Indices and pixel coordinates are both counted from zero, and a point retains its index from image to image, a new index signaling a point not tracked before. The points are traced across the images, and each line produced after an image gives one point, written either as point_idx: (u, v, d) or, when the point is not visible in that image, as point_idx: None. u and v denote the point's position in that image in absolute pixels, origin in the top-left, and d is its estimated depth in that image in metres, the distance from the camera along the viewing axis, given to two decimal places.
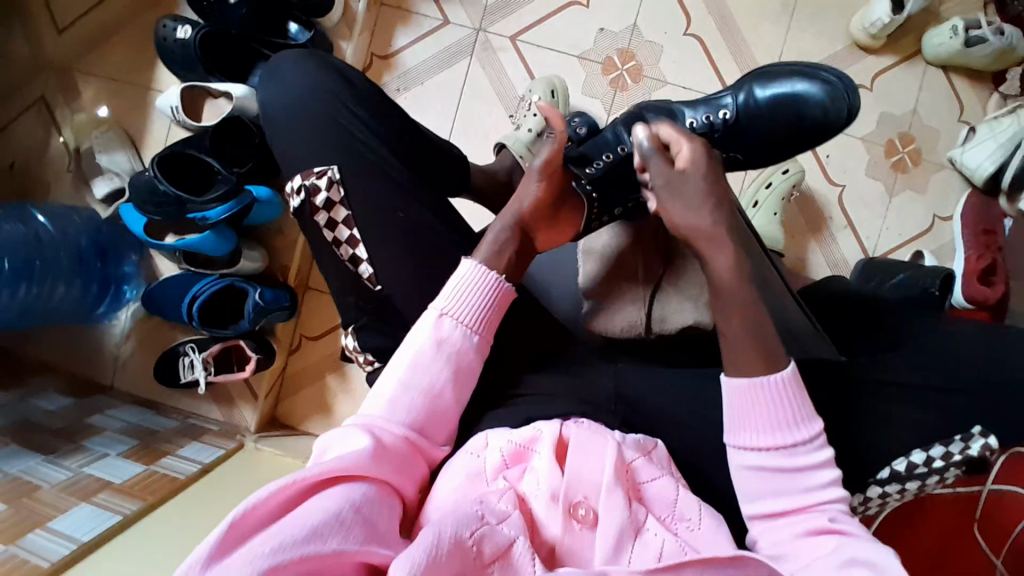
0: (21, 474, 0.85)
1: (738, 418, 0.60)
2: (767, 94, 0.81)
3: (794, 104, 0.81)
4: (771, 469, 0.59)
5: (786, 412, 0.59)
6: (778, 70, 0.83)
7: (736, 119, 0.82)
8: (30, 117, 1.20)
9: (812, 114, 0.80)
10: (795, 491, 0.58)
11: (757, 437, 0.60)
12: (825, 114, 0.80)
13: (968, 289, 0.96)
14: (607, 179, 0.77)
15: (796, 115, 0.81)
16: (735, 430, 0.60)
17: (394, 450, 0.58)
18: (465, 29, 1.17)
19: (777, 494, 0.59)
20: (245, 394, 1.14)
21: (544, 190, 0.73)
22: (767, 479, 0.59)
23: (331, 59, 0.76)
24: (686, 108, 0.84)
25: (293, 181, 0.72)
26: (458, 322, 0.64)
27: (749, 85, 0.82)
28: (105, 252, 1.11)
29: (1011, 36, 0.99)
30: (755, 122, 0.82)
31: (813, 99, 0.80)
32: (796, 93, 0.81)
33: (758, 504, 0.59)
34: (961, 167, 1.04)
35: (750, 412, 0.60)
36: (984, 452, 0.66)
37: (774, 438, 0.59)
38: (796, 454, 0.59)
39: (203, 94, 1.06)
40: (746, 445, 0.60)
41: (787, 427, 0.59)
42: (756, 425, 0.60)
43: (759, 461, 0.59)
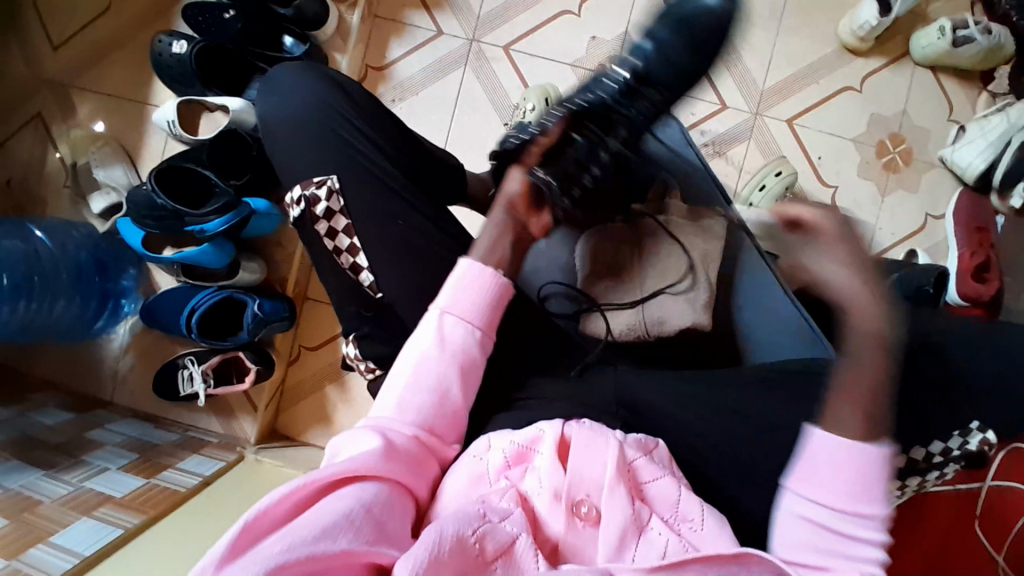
0: (21, 489, 0.85)
1: (814, 469, 0.58)
2: (663, 31, 0.82)
3: (686, 23, 0.81)
4: (816, 524, 0.57)
5: (862, 485, 0.57)
6: (657, 15, 0.84)
7: (647, 62, 0.81)
8: (27, 134, 1.20)
9: (704, 22, 0.82)
10: (833, 551, 0.56)
11: (820, 493, 0.57)
12: (713, 18, 0.81)
13: (962, 286, 0.95)
14: (560, 171, 0.76)
15: (689, 35, 0.81)
16: (804, 481, 0.58)
17: (406, 451, 0.58)
18: (459, 39, 1.19)
19: (815, 548, 0.56)
20: (244, 405, 1.14)
21: (523, 167, 0.76)
22: (814, 533, 0.57)
23: (327, 69, 0.77)
24: (599, 77, 0.82)
25: (293, 191, 0.72)
26: (463, 321, 0.65)
27: (637, 34, 0.84)
28: (105, 267, 1.11)
29: (998, 35, 1.01)
30: (666, 67, 0.81)
31: (700, 10, 0.81)
32: (687, 14, 0.82)
33: (794, 550, 0.57)
34: (953, 166, 1.05)
35: (829, 473, 0.57)
36: (983, 446, 0.69)
37: (843, 503, 0.56)
38: (847, 520, 0.56)
39: (198, 107, 1.07)
40: (809, 497, 0.58)
41: (855, 497, 0.56)
42: (827, 484, 0.57)
43: (814, 514, 0.57)
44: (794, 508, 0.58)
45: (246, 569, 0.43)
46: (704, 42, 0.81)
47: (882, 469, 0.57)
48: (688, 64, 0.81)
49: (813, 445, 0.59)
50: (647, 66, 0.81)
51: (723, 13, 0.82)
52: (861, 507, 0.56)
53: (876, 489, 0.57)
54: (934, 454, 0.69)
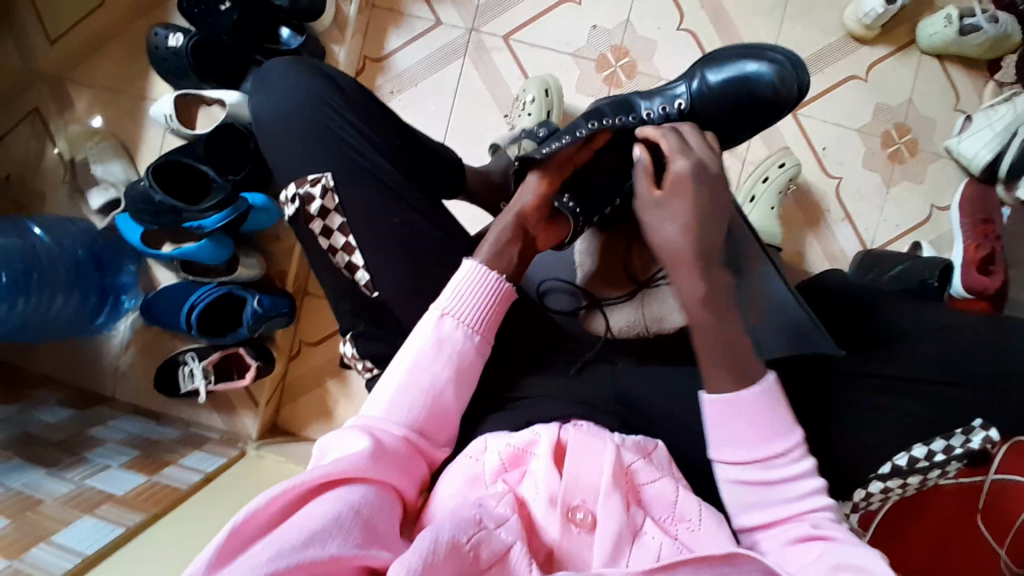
0: (23, 488, 0.85)
1: (718, 434, 0.59)
2: (719, 77, 0.76)
3: (747, 85, 0.76)
4: (746, 482, 0.59)
5: (766, 427, 0.58)
6: (729, 53, 0.78)
7: (692, 107, 0.76)
8: (24, 128, 1.19)
9: (765, 94, 0.76)
10: (778, 501, 0.58)
11: (728, 451, 0.59)
12: (777, 93, 0.75)
13: (967, 279, 0.94)
14: (586, 192, 0.74)
15: (748, 97, 0.76)
16: (716, 447, 0.59)
17: (394, 451, 0.58)
18: (458, 29, 1.17)
19: (763, 503, 0.58)
20: (246, 401, 1.14)
21: (547, 183, 0.73)
22: (751, 490, 0.59)
23: (321, 65, 0.75)
24: (639, 99, 0.77)
25: (287, 189, 0.71)
26: (459, 322, 0.64)
27: (701, 70, 0.77)
28: (102, 261, 1.11)
29: (1005, 23, 0.99)
30: (712, 109, 0.77)
31: (764, 80, 0.75)
32: (747, 74, 0.76)
33: (747, 515, 0.59)
34: (958, 156, 1.04)
35: (724, 429, 0.59)
36: (985, 445, 0.67)
37: (757, 453, 0.58)
38: (774, 466, 0.58)
39: (197, 101, 1.06)
40: (729, 462, 0.59)
41: (763, 440, 0.58)
42: (733, 441, 0.59)
43: (737, 475, 0.59)
44: (725, 475, 0.60)
45: None
46: (755, 111, 0.77)
47: (776, 404, 0.59)
48: (730, 117, 0.77)
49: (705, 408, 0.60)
50: (694, 106, 0.76)
51: (790, 95, 0.76)
52: (772, 448, 0.58)
53: (778, 422, 0.59)
54: (935, 452, 0.66)
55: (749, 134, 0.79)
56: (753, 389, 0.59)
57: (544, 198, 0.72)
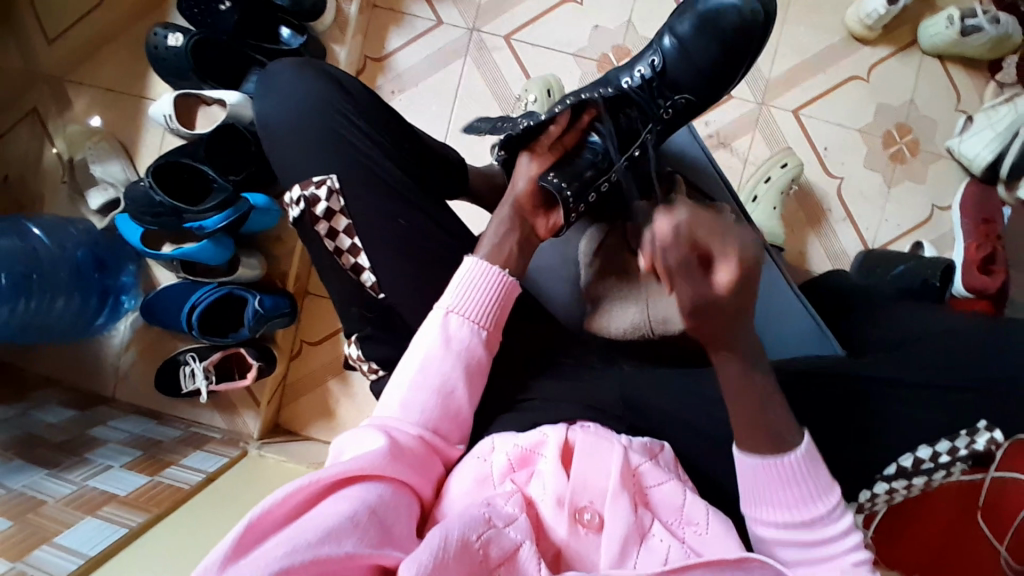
0: (25, 489, 0.85)
1: (753, 494, 0.60)
2: (687, 29, 0.83)
3: (712, 19, 0.82)
4: (782, 539, 0.59)
5: (801, 486, 0.58)
6: (691, 2, 0.85)
7: (668, 63, 0.84)
8: (23, 129, 1.19)
9: (731, 20, 0.82)
10: (819, 560, 0.58)
11: (766, 512, 0.59)
12: (742, 20, 0.81)
13: (968, 278, 0.94)
14: (573, 175, 0.76)
15: (713, 32, 0.82)
16: (755, 505, 0.60)
17: (411, 451, 0.58)
18: (459, 29, 1.17)
19: (803, 562, 0.58)
20: (247, 401, 1.14)
21: (538, 165, 0.77)
22: (789, 547, 0.59)
23: (325, 66, 0.75)
24: (618, 74, 0.86)
25: (292, 190, 0.71)
26: (467, 320, 0.64)
27: (671, 27, 0.85)
28: (104, 263, 1.10)
29: (1006, 24, 0.98)
30: (686, 61, 0.84)
31: (728, 9, 0.82)
32: (712, 9, 0.82)
33: (785, 568, 0.59)
34: (959, 156, 1.05)
35: (760, 488, 0.59)
36: (990, 446, 0.65)
37: (793, 513, 0.58)
38: (816, 525, 0.59)
39: (197, 101, 1.05)
40: (765, 520, 0.59)
41: (803, 502, 0.58)
42: (773, 502, 0.59)
43: (775, 533, 0.59)
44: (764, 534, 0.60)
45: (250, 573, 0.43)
46: (728, 50, 0.83)
47: (811, 466, 0.59)
48: (705, 61, 0.84)
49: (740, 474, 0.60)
50: (668, 61, 0.84)
51: (752, 12, 0.81)
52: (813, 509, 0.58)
53: (814, 484, 0.59)
54: (939, 454, 0.65)
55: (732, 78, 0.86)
56: (789, 454, 0.58)
57: (533, 181, 0.75)
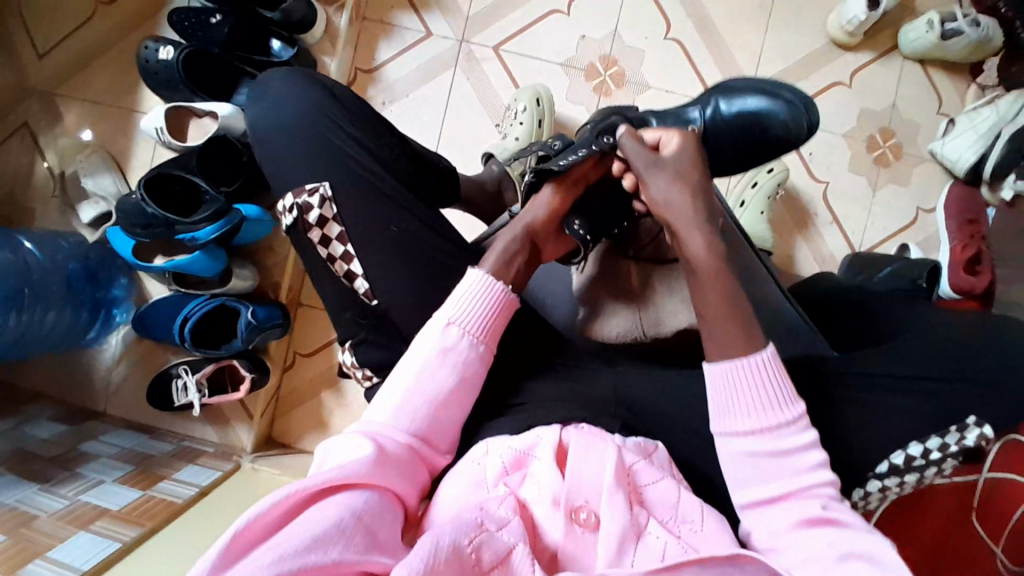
0: (17, 504, 0.84)
1: (722, 405, 0.61)
2: (733, 109, 0.77)
3: (758, 123, 0.77)
4: (750, 454, 0.59)
5: (772, 393, 0.60)
6: (734, 86, 0.80)
7: (704, 132, 0.78)
8: (12, 143, 1.18)
9: (776, 132, 0.77)
10: (781, 474, 0.59)
11: (734, 422, 0.60)
12: (788, 133, 0.77)
13: (954, 279, 0.96)
14: (596, 216, 0.74)
15: (758, 134, 0.77)
16: (723, 417, 0.61)
17: (397, 458, 0.58)
18: (448, 40, 1.18)
19: (766, 477, 0.59)
20: (239, 413, 1.14)
21: (560, 198, 0.72)
22: (756, 463, 0.59)
23: (317, 76, 0.76)
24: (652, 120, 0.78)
25: (284, 199, 0.71)
26: (461, 328, 0.64)
27: (715, 99, 0.79)
28: (95, 276, 1.10)
29: (986, 27, 1.00)
30: (720, 139, 0.78)
31: (776, 119, 0.76)
32: (760, 110, 0.77)
33: (747, 492, 0.60)
34: (943, 158, 1.06)
35: (729, 397, 0.60)
36: (981, 441, 0.65)
37: (761, 420, 0.59)
38: (781, 436, 0.59)
39: (188, 114, 1.06)
40: (733, 432, 0.60)
41: (767, 409, 0.59)
42: (740, 411, 0.60)
43: (743, 445, 0.60)
44: (728, 447, 0.60)
45: None
46: (764, 148, 0.78)
47: (777, 372, 0.60)
48: (739, 146, 0.78)
49: (709, 381, 0.61)
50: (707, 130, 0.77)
51: (797, 130, 0.77)
52: (779, 417, 0.59)
53: (782, 392, 0.60)
54: (930, 451, 0.65)
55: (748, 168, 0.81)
56: (756, 357, 0.60)
57: (555, 215, 0.72)
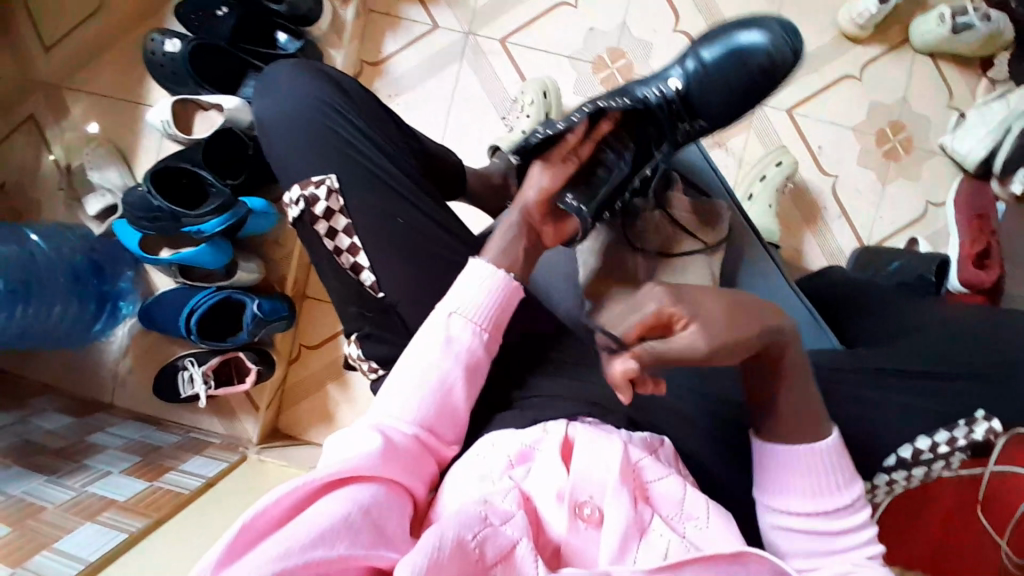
0: (24, 495, 0.84)
1: (775, 482, 0.62)
2: (712, 54, 0.75)
3: (740, 60, 0.74)
4: (801, 529, 0.61)
5: (828, 479, 0.61)
6: (711, 32, 0.76)
7: (689, 88, 0.76)
8: (20, 136, 1.19)
9: (761, 63, 0.74)
10: (831, 548, 0.60)
11: (790, 502, 0.61)
12: (772, 60, 0.73)
13: (964, 273, 0.95)
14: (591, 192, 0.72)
15: (743, 69, 0.74)
16: (774, 494, 0.62)
17: (404, 450, 0.58)
18: (454, 33, 1.17)
19: (815, 551, 0.60)
20: (246, 406, 1.14)
21: (552, 171, 0.72)
22: (804, 537, 0.61)
23: (324, 68, 0.75)
24: (635, 86, 0.78)
25: (290, 191, 0.71)
26: (470, 321, 0.64)
27: (694, 50, 0.76)
28: (101, 269, 1.10)
29: (998, 21, 0.99)
30: (707, 89, 0.75)
31: (758, 48, 0.73)
32: (740, 46, 0.74)
33: (795, 560, 0.61)
34: (953, 153, 1.05)
35: (784, 479, 0.61)
36: (988, 436, 0.66)
37: (816, 503, 0.60)
38: (837, 517, 0.61)
39: (195, 107, 1.05)
40: (784, 508, 0.61)
41: (824, 493, 0.60)
42: (792, 489, 0.61)
43: (792, 522, 0.61)
44: (781, 522, 0.62)
45: None
46: (755, 85, 0.74)
47: (839, 459, 0.61)
48: (730, 89, 0.75)
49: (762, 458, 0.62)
50: (692, 85, 0.75)
51: (782, 63, 0.73)
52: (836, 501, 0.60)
53: (840, 476, 0.61)
54: (938, 445, 0.66)
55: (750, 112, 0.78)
56: (822, 444, 0.61)
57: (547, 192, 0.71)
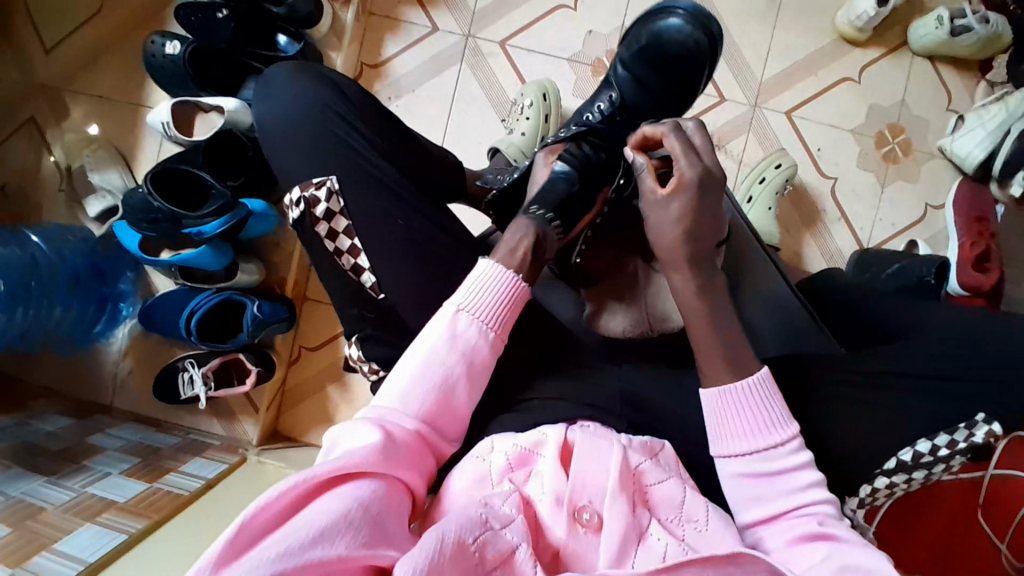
0: (24, 496, 0.84)
1: (717, 428, 0.62)
2: (633, 54, 0.79)
3: (659, 45, 0.77)
4: (746, 474, 0.60)
5: (763, 417, 0.61)
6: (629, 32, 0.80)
7: (626, 94, 0.80)
8: (19, 138, 1.19)
9: (678, 43, 0.76)
10: (778, 495, 0.59)
11: (731, 444, 0.61)
12: (687, 37, 0.76)
13: (963, 276, 0.96)
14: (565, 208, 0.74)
15: (664, 55, 0.77)
16: (718, 441, 0.62)
17: (404, 443, 0.59)
18: (454, 35, 1.18)
19: (763, 498, 0.60)
20: (246, 408, 1.14)
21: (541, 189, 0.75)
22: (750, 483, 0.60)
23: (324, 71, 0.76)
24: (579, 113, 0.83)
25: (291, 193, 0.71)
26: (473, 318, 0.64)
27: (618, 57, 0.81)
28: (102, 273, 1.10)
29: (996, 23, 1.00)
30: (643, 87, 0.79)
31: (670, 29, 0.76)
32: (655, 32, 0.77)
33: (747, 511, 0.60)
34: (952, 154, 1.05)
35: (720, 420, 0.61)
36: (989, 439, 0.66)
37: (753, 443, 0.60)
38: (774, 457, 0.60)
39: (194, 109, 1.05)
40: (729, 454, 0.61)
41: (762, 431, 0.60)
42: (732, 432, 0.61)
43: (739, 467, 0.61)
44: (729, 470, 0.61)
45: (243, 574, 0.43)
46: (681, 63, 0.77)
47: (772, 396, 0.61)
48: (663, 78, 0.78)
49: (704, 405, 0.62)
50: (625, 93, 0.80)
51: (704, 40, 0.76)
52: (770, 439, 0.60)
53: (775, 413, 0.61)
54: (938, 448, 0.66)
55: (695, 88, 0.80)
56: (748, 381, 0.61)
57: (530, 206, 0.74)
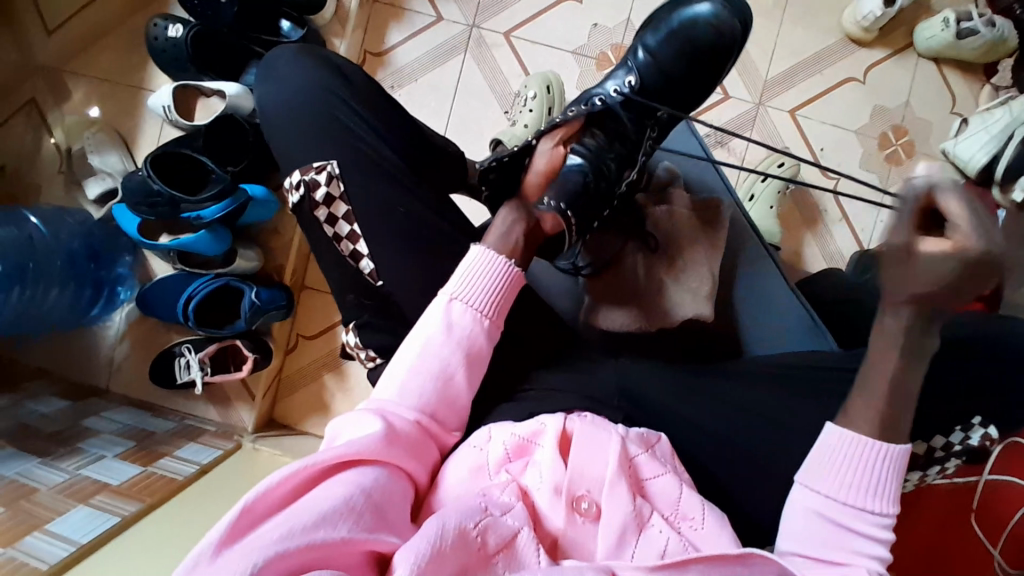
0: (17, 477, 0.84)
1: (823, 463, 0.60)
2: (660, 39, 0.79)
3: (689, 33, 0.78)
4: (824, 514, 0.59)
5: (868, 475, 0.59)
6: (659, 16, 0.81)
7: (645, 78, 0.79)
8: (20, 118, 1.18)
9: (710, 36, 0.78)
10: (840, 544, 0.58)
11: (831, 486, 0.59)
12: (719, 32, 0.77)
13: None
14: (577, 199, 0.74)
15: (691, 45, 0.78)
16: (816, 475, 0.60)
17: (406, 435, 0.58)
18: (459, 25, 1.17)
19: (823, 540, 0.58)
20: (242, 395, 1.14)
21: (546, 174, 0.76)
22: (822, 521, 0.59)
23: (327, 55, 0.75)
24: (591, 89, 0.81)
25: (291, 176, 0.71)
26: (470, 308, 0.64)
27: (642, 40, 0.80)
28: (98, 254, 1.09)
29: (1001, 28, 0.99)
30: (664, 73, 0.79)
31: (703, 19, 0.77)
32: (687, 20, 0.78)
33: (799, 542, 0.59)
34: (955, 158, 1.04)
35: (834, 460, 0.60)
36: (985, 442, 0.69)
37: (848, 494, 0.59)
38: (861, 515, 0.58)
39: (195, 93, 1.05)
40: (819, 489, 0.60)
41: (861, 485, 0.59)
42: (836, 475, 0.59)
43: (822, 504, 0.59)
44: (806, 502, 0.60)
45: (245, 557, 0.42)
46: (707, 58, 0.78)
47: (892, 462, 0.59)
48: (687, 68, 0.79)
49: (825, 437, 0.61)
50: (645, 75, 0.79)
51: (732, 34, 0.78)
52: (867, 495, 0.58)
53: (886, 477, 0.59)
54: None
55: (711, 85, 0.81)
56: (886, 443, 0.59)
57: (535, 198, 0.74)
